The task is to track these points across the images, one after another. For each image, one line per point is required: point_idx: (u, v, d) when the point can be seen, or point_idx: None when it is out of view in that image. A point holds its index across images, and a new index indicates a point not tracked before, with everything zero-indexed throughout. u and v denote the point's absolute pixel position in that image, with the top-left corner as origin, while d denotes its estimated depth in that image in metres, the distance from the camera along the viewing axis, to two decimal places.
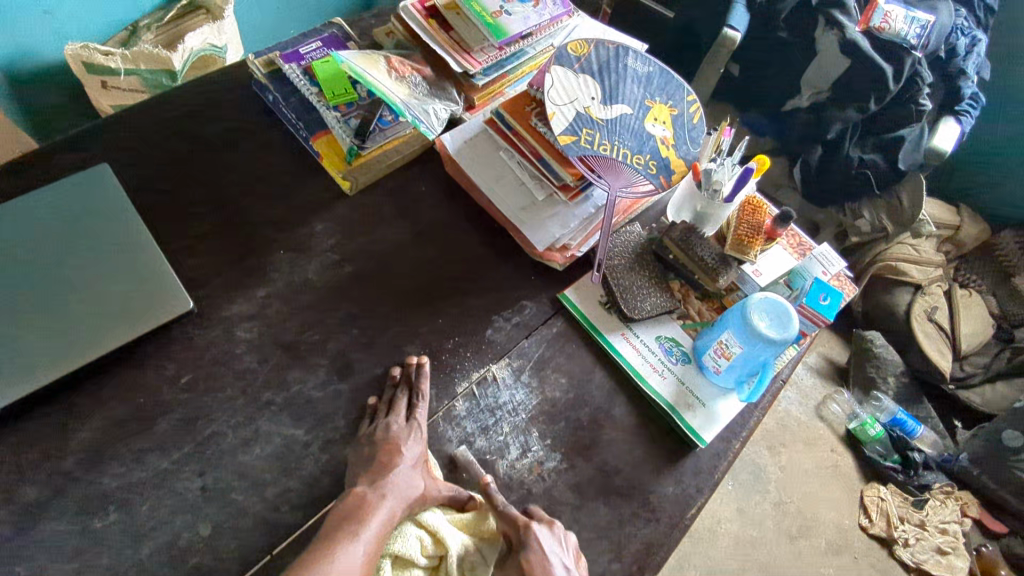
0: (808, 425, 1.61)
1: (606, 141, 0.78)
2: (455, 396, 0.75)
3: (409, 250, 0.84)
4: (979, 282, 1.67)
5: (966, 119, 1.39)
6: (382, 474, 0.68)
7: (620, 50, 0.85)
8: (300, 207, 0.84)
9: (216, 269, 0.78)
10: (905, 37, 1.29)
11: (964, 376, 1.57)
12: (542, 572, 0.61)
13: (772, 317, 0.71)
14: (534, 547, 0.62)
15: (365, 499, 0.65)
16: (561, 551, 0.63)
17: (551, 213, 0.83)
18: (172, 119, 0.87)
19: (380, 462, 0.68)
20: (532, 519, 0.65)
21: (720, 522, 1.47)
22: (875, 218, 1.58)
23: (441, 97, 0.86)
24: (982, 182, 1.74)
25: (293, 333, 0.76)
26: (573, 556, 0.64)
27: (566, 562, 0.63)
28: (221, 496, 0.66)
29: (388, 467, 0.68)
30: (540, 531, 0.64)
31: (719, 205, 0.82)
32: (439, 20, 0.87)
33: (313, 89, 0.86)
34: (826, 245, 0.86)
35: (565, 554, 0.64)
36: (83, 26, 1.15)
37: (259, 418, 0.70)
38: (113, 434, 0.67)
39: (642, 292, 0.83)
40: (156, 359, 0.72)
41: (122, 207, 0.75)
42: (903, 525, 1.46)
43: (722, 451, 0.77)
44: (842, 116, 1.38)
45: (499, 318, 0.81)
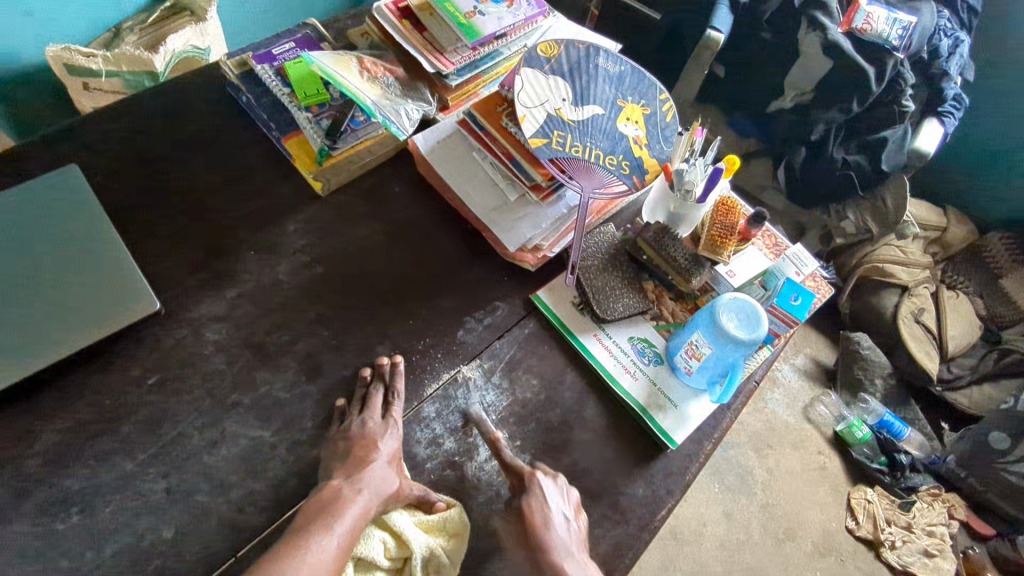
0: (796, 427, 1.61)
1: (578, 143, 0.77)
2: (425, 398, 0.75)
3: (381, 251, 0.83)
4: (966, 283, 1.67)
5: (949, 121, 1.37)
6: (359, 467, 0.66)
7: (590, 50, 0.85)
8: (272, 208, 0.83)
9: (186, 269, 0.77)
10: (886, 39, 1.30)
11: (951, 378, 1.57)
12: (542, 517, 0.64)
13: (742, 317, 0.71)
14: (537, 495, 0.66)
15: (340, 493, 0.65)
16: (562, 505, 0.67)
17: (523, 213, 0.82)
18: (145, 120, 0.86)
19: (357, 456, 0.67)
20: (537, 470, 0.69)
21: (706, 524, 1.46)
22: (859, 219, 1.58)
23: (414, 98, 0.86)
24: (973, 180, 1.73)
25: (262, 334, 0.75)
26: (574, 509, 0.67)
27: (566, 512, 0.66)
28: (186, 498, 0.65)
29: (365, 460, 0.67)
30: (544, 481, 0.67)
31: (692, 206, 0.82)
32: (413, 21, 0.87)
33: (285, 90, 0.86)
34: (800, 246, 0.86)
35: (565, 506, 0.67)
36: (64, 28, 1.15)
37: (226, 419, 0.70)
38: (78, 435, 0.66)
39: (615, 292, 0.83)
40: (122, 360, 0.71)
41: (90, 208, 0.75)
42: (890, 527, 1.45)
43: (694, 452, 0.77)
44: (825, 117, 1.39)
45: (471, 319, 0.81)
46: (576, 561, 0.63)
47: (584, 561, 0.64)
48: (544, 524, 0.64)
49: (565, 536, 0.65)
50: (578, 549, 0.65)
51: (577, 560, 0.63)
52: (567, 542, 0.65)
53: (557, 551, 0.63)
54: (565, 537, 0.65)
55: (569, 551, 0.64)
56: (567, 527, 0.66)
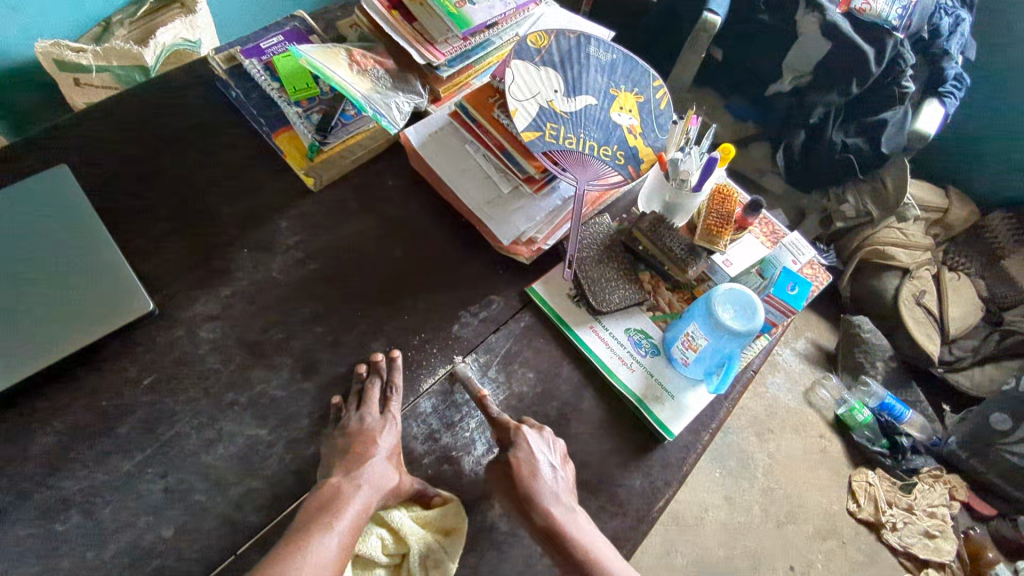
0: (796, 411, 1.61)
1: (571, 135, 0.77)
2: (421, 394, 0.75)
3: (375, 246, 0.83)
4: (968, 265, 1.66)
5: (950, 101, 1.36)
6: (358, 463, 0.66)
7: (581, 39, 0.83)
8: (265, 205, 0.83)
9: (179, 269, 0.77)
10: (886, 18, 1.28)
11: (952, 360, 1.57)
12: (528, 467, 0.66)
13: (738, 308, 0.71)
14: (523, 448, 0.68)
15: (339, 490, 0.64)
16: (548, 454, 0.69)
17: (516, 206, 0.82)
18: (134, 117, 0.86)
19: (355, 452, 0.67)
20: (522, 423, 0.70)
21: (707, 509, 1.47)
22: (859, 202, 1.58)
23: (404, 91, 0.85)
24: (975, 160, 1.71)
25: (258, 333, 0.75)
26: (559, 458, 0.70)
27: (551, 461, 0.68)
28: (185, 497, 0.66)
29: (364, 456, 0.66)
30: (530, 434, 0.69)
31: (687, 195, 0.81)
32: (402, 11, 0.85)
33: (274, 85, 0.85)
34: (797, 234, 0.86)
35: (551, 456, 0.69)
36: (52, 23, 1.13)
37: (223, 418, 0.70)
38: (75, 437, 0.67)
39: (610, 284, 0.82)
40: (118, 361, 0.71)
41: (80, 209, 0.74)
42: (891, 509, 1.46)
43: (691, 443, 0.77)
44: (825, 100, 1.37)
45: (466, 313, 0.80)
46: (564, 506, 0.66)
47: (571, 507, 0.67)
48: (530, 472, 0.66)
49: (552, 483, 0.67)
50: (566, 494, 0.68)
51: (564, 506, 0.66)
52: (554, 488, 0.67)
53: (544, 497, 0.66)
54: (552, 484, 0.67)
55: (555, 497, 0.67)
56: (554, 475, 0.68)
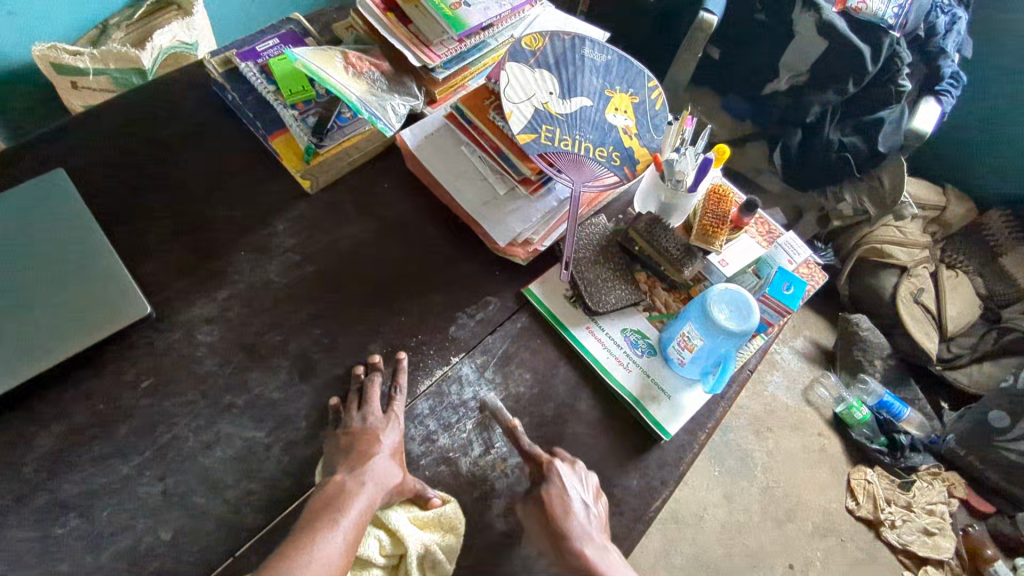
0: (795, 409, 1.61)
1: (567, 136, 0.77)
2: (418, 395, 0.75)
3: (371, 248, 0.83)
4: (966, 263, 1.67)
5: (947, 99, 1.35)
6: (361, 461, 0.66)
7: (576, 41, 0.83)
8: (261, 207, 0.83)
9: (176, 272, 0.77)
10: (882, 17, 1.29)
11: (951, 357, 1.57)
12: (561, 505, 0.65)
13: (733, 309, 0.71)
14: (555, 482, 0.67)
15: (344, 487, 0.64)
16: (582, 491, 0.67)
17: (512, 208, 0.82)
18: (131, 121, 0.86)
19: (359, 451, 0.67)
20: (554, 457, 0.70)
21: (707, 508, 1.47)
22: (856, 201, 1.56)
23: (400, 93, 0.85)
24: (973, 158, 1.71)
25: (254, 335, 0.76)
26: (593, 495, 0.68)
27: (585, 499, 0.67)
28: (183, 500, 0.66)
29: (367, 454, 0.66)
30: (563, 469, 0.68)
31: (683, 196, 0.81)
32: (397, 13, 0.85)
33: (269, 87, 0.85)
34: (792, 234, 0.85)
35: (585, 491, 0.68)
36: (50, 26, 1.14)
37: (220, 421, 0.70)
38: (73, 440, 0.67)
39: (607, 285, 0.82)
40: (115, 364, 0.71)
41: (78, 213, 0.75)
42: (889, 507, 1.46)
43: (688, 443, 0.77)
44: (821, 98, 1.37)
45: (463, 315, 0.80)
46: (597, 547, 0.63)
47: (605, 546, 0.64)
48: (564, 512, 0.64)
49: (585, 522, 0.65)
50: (601, 538, 0.65)
51: (597, 545, 0.63)
52: (589, 530, 0.64)
53: (577, 537, 0.63)
54: (586, 524, 0.65)
55: (589, 537, 0.64)
56: (587, 513, 0.66)
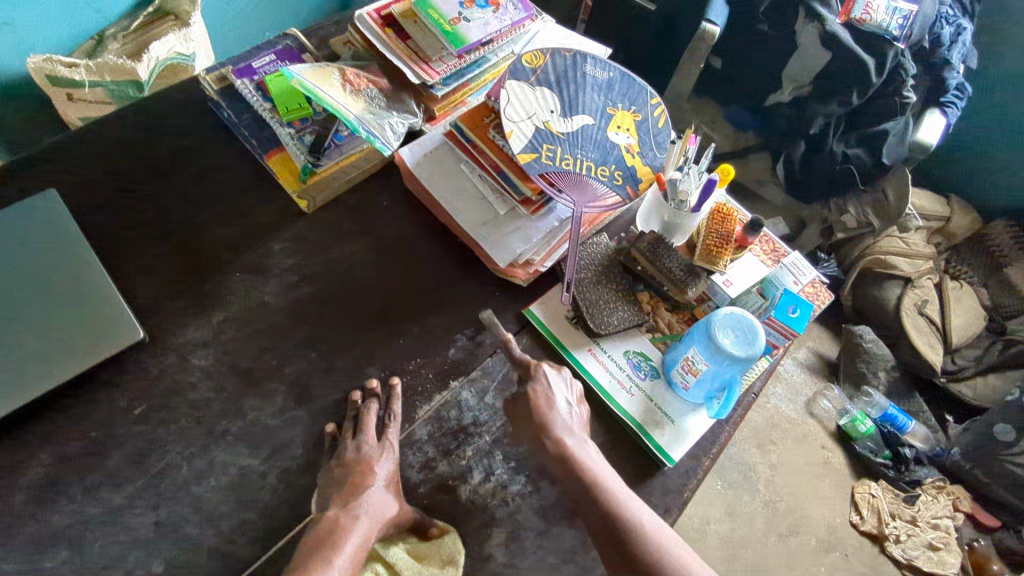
0: (798, 422, 1.60)
1: (568, 156, 0.76)
2: (417, 421, 0.73)
3: (369, 269, 0.82)
4: (970, 274, 1.65)
5: (952, 111, 1.35)
6: (355, 495, 0.65)
7: (577, 58, 0.82)
8: (258, 227, 0.82)
9: (170, 294, 0.76)
10: (886, 28, 1.27)
11: (955, 369, 1.55)
12: (545, 400, 0.70)
13: (738, 333, 0.69)
14: (541, 382, 0.72)
15: (338, 523, 0.63)
16: (566, 392, 0.73)
17: (513, 228, 0.80)
18: (126, 139, 0.85)
19: (353, 482, 0.66)
20: (542, 361, 0.74)
21: (709, 522, 1.45)
22: (860, 213, 1.54)
23: (399, 110, 0.84)
24: (979, 167, 1.69)
25: (250, 359, 0.74)
26: (576, 397, 0.74)
27: (568, 398, 0.72)
28: (176, 531, 0.64)
29: (362, 486, 0.65)
30: (549, 371, 0.73)
31: (686, 216, 0.79)
32: (396, 29, 0.84)
33: (266, 105, 0.84)
34: (798, 254, 0.84)
35: (568, 393, 0.73)
36: (46, 39, 1.12)
37: (215, 448, 0.69)
38: (64, 470, 0.65)
39: (609, 306, 0.81)
40: (108, 390, 0.70)
41: (70, 235, 0.73)
42: (894, 521, 1.45)
43: (692, 468, 0.75)
44: (825, 111, 1.36)
45: (462, 336, 0.79)
46: (576, 438, 0.70)
47: (582, 439, 0.70)
48: (547, 404, 0.70)
49: (566, 417, 0.71)
50: (579, 429, 0.72)
51: (576, 437, 0.70)
52: (569, 423, 0.71)
53: (558, 428, 0.69)
54: (567, 418, 0.71)
55: (570, 430, 0.70)
56: (569, 410, 0.72)
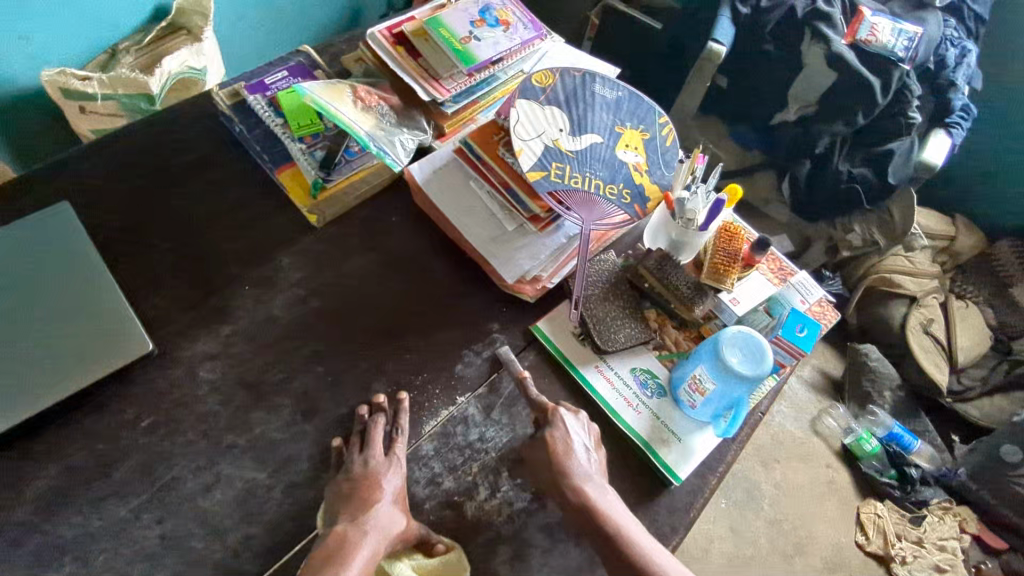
0: (802, 440, 1.59)
1: (577, 174, 0.76)
2: (423, 436, 0.73)
3: (377, 283, 0.82)
4: (977, 292, 1.64)
5: (957, 132, 1.36)
6: (363, 509, 0.64)
7: (586, 77, 0.83)
8: (267, 240, 0.82)
9: (179, 307, 0.76)
10: (892, 50, 1.28)
11: (961, 390, 1.54)
12: (563, 447, 0.69)
13: (746, 352, 0.69)
14: (560, 428, 0.70)
15: (346, 537, 0.62)
16: (583, 437, 0.71)
17: (521, 244, 0.81)
18: (138, 152, 0.85)
19: (361, 497, 0.65)
20: (559, 406, 0.73)
21: (713, 541, 1.44)
22: (866, 232, 1.52)
23: (409, 127, 0.85)
24: (984, 187, 1.70)
25: (257, 373, 0.74)
26: (594, 442, 0.72)
27: (586, 444, 0.71)
28: (181, 545, 0.64)
29: (370, 501, 0.64)
30: (567, 416, 0.71)
31: (693, 234, 0.80)
32: (407, 47, 0.86)
33: (279, 121, 0.85)
34: (805, 274, 0.84)
35: (586, 438, 0.71)
36: (60, 53, 1.14)
37: (221, 461, 0.69)
38: (70, 482, 0.65)
39: (616, 323, 0.81)
40: (116, 402, 0.70)
41: (82, 248, 0.74)
42: (900, 542, 1.42)
43: (698, 487, 0.75)
44: (831, 129, 1.36)
45: (469, 352, 0.79)
46: (596, 486, 0.68)
47: (603, 486, 0.68)
48: (565, 451, 0.68)
49: (586, 464, 0.69)
50: (599, 475, 0.69)
51: (596, 485, 0.68)
52: (588, 469, 0.69)
53: (577, 475, 0.67)
54: (586, 465, 0.69)
55: (589, 477, 0.68)
56: (587, 456, 0.70)
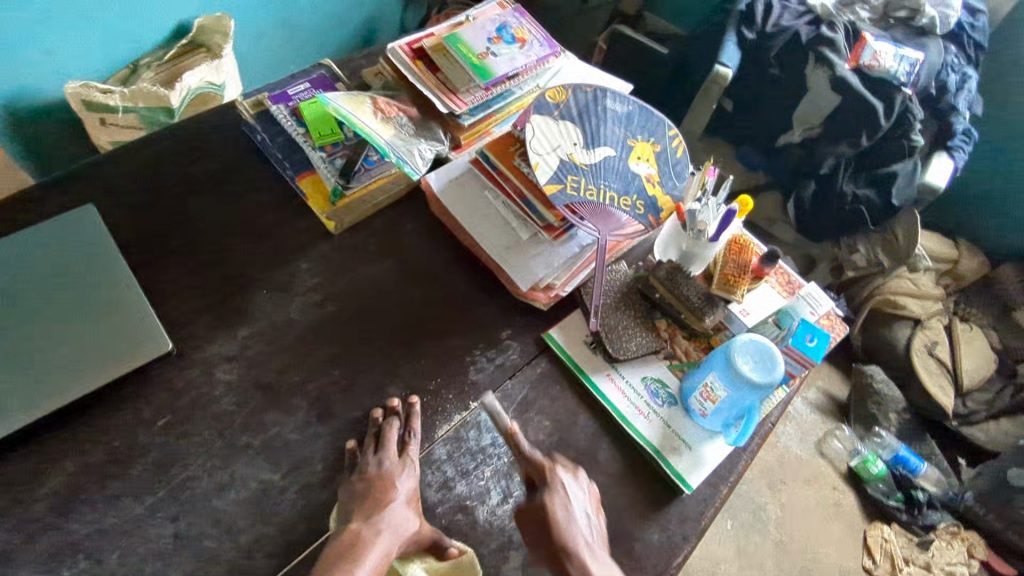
0: (807, 461, 1.59)
1: (592, 186, 0.78)
2: (437, 440, 0.73)
3: (392, 290, 0.83)
4: (980, 316, 1.66)
5: (959, 155, 1.39)
6: (376, 509, 0.64)
7: (598, 93, 0.85)
8: (285, 247, 0.84)
9: (199, 309, 0.77)
10: (894, 75, 1.31)
11: (968, 413, 1.54)
12: (562, 508, 0.65)
13: (757, 359, 0.70)
14: (558, 490, 0.66)
15: (360, 536, 0.62)
16: (583, 504, 0.67)
17: (536, 253, 0.82)
18: (162, 160, 0.88)
19: (374, 498, 0.65)
20: (558, 468, 0.70)
21: (720, 563, 1.43)
22: (871, 252, 1.60)
23: (426, 138, 0.87)
24: (984, 213, 1.73)
25: (273, 374, 0.75)
26: (594, 510, 0.68)
27: (586, 510, 0.67)
28: (195, 544, 0.64)
29: (383, 501, 0.65)
30: (566, 478, 0.68)
31: (704, 244, 0.81)
32: (426, 62, 0.88)
33: (301, 131, 0.88)
34: (814, 285, 0.86)
35: (586, 504, 0.67)
36: (85, 67, 1.17)
37: (236, 462, 0.69)
38: (86, 479, 0.65)
39: (627, 332, 0.82)
40: (133, 401, 0.71)
41: (105, 249, 0.75)
42: (908, 566, 1.40)
43: (710, 496, 0.75)
44: (835, 151, 1.39)
45: (482, 357, 0.80)
46: (597, 555, 0.62)
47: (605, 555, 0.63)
48: (565, 514, 0.64)
49: (586, 530, 0.64)
50: (600, 544, 0.65)
51: (597, 553, 0.63)
52: (588, 536, 0.64)
53: (577, 541, 0.62)
54: (586, 531, 0.64)
55: (589, 544, 0.63)
56: (588, 523, 0.66)
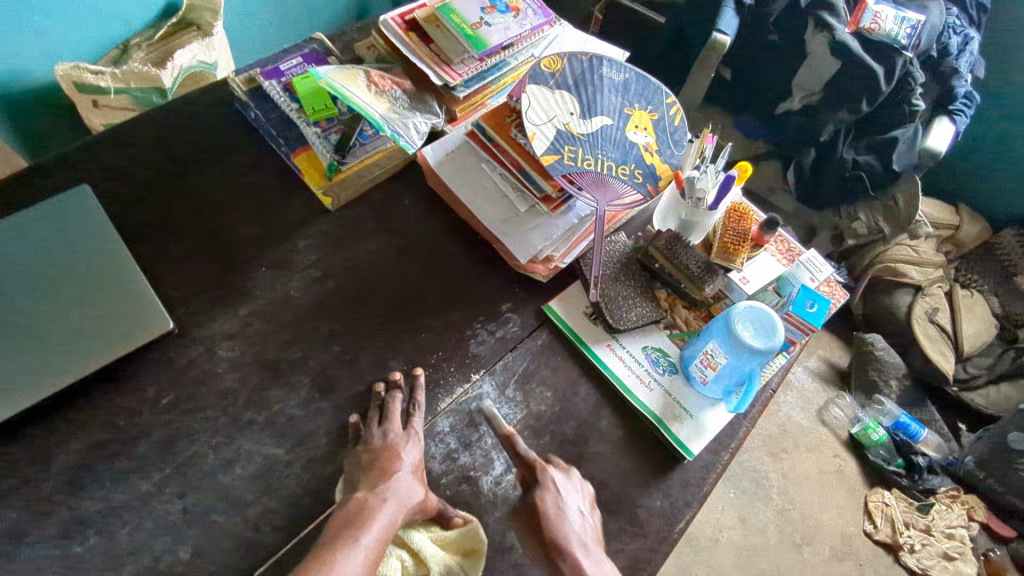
0: (808, 430, 1.60)
1: (589, 155, 0.77)
2: (439, 412, 0.74)
3: (391, 265, 0.83)
4: (980, 281, 1.66)
5: (960, 120, 1.37)
6: (383, 478, 0.64)
7: (593, 61, 0.84)
8: (282, 224, 0.84)
9: (198, 287, 0.77)
10: (894, 38, 1.29)
11: (968, 378, 1.55)
12: (556, 508, 0.65)
13: (757, 327, 0.70)
14: (551, 490, 0.66)
15: (365, 505, 0.62)
16: (578, 500, 0.67)
17: (534, 224, 0.82)
18: (157, 139, 0.87)
19: (380, 467, 0.65)
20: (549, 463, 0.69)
21: (723, 530, 1.45)
22: (871, 220, 1.56)
23: (421, 111, 0.86)
24: (986, 179, 1.71)
25: (275, 352, 0.75)
26: (588, 504, 0.67)
27: (580, 507, 0.66)
28: (202, 517, 0.65)
29: (389, 470, 0.65)
30: (557, 475, 0.68)
31: (703, 213, 0.81)
32: (419, 34, 0.87)
33: (293, 105, 0.86)
34: (813, 251, 0.85)
35: (579, 500, 0.67)
36: (74, 48, 1.15)
37: (240, 437, 0.70)
38: (93, 457, 0.66)
39: (627, 302, 0.82)
40: (137, 379, 0.71)
41: (100, 229, 0.75)
42: (908, 530, 1.42)
43: (711, 463, 0.76)
44: (835, 118, 1.39)
45: (482, 330, 0.80)
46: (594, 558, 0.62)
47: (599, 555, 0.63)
48: (558, 515, 0.64)
49: (580, 529, 0.64)
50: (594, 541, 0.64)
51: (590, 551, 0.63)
52: (581, 534, 0.64)
53: (574, 546, 0.62)
54: (581, 532, 0.64)
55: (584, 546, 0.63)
56: (581, 521, 0.65)
